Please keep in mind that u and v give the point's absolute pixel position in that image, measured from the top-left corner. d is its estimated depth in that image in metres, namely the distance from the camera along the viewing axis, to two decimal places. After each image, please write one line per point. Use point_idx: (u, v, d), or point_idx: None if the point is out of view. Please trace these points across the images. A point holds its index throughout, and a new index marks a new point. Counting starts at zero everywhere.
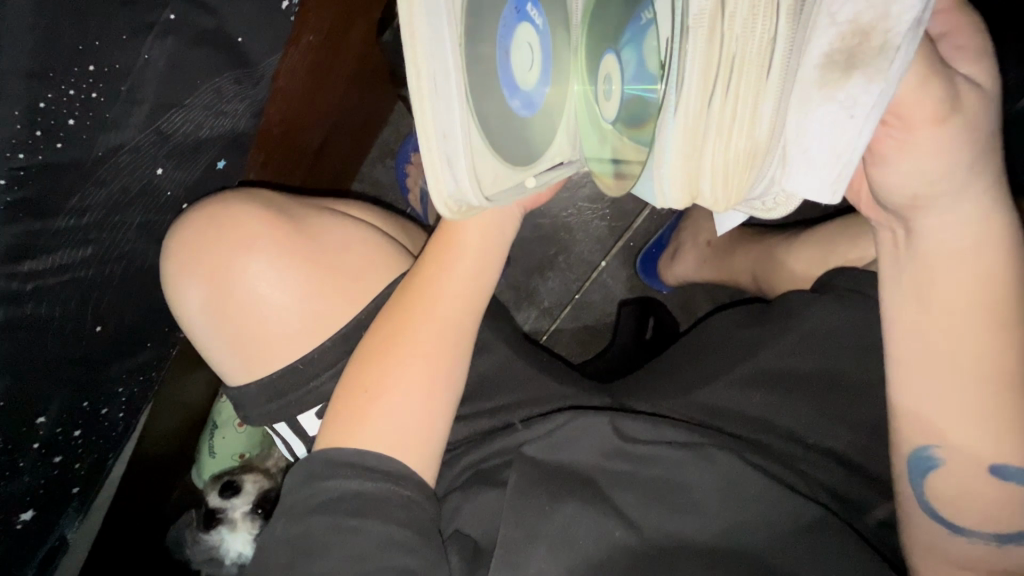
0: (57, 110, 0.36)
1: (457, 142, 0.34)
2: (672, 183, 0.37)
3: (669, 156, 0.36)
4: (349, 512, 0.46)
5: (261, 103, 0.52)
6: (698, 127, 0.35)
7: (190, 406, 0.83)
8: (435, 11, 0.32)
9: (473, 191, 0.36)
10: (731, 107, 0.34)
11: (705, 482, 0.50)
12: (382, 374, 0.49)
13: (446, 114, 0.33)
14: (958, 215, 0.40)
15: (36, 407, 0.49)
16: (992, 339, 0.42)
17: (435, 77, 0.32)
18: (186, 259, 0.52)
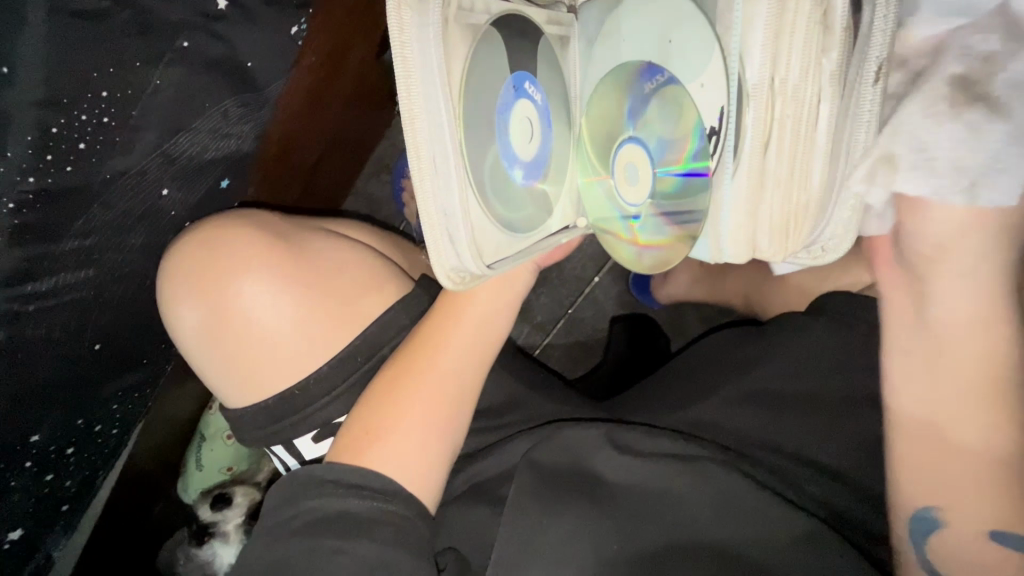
0: (69, 135, 0.36)
1: (456, 219, 0.37)
2: (731, 238, 0.37)
3: (726, 213, 0.36)
4: (331, 533, 0.47)
5: (263, 125, 0.53)
6: (756, 182, 0.35)
7: (176, 420, 0.82)
8: (434, 100, 0.35)
9: (471, 260, 0.38)
10: (785, 162, 0.34)
11: (702, 501, 0.51)
12: (388, 416, 0.51)
13: (445, 190, 0.36)
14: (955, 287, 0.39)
15: (32, 426, 0.49)
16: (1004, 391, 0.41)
17: (434, 156, 0.36)
18: (186, 284, 0.52)
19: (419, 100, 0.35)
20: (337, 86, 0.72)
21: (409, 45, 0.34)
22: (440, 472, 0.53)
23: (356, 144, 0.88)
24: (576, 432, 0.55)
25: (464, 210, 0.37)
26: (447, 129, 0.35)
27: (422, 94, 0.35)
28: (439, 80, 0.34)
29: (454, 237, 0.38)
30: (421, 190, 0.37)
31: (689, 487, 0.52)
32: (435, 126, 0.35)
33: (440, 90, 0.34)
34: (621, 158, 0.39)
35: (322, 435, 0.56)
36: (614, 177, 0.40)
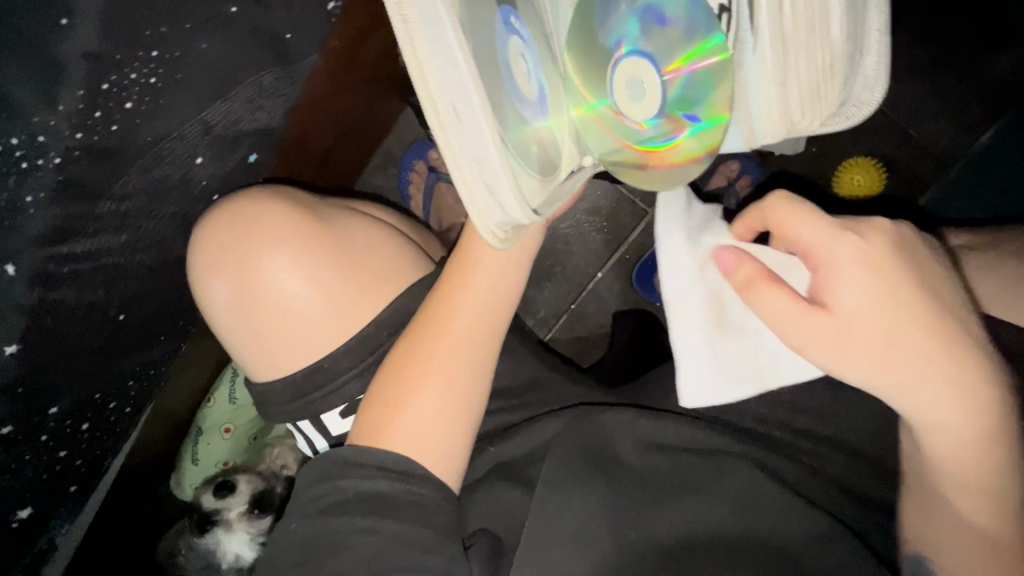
0: (117, 93, 0.37)
1: (494, 169, 0.37)
2: (766, 114, 0.43)
3: (757, 91, 0.42)
4: (362, 512, 0.47)
5: (293, 101, 0.54)
6: (781, 54, 0.40)
7: (174, 414, 0.81)
8: (443, 47, 0.34)
9: (519, 212, 0.39)
10: (805, 28, 0.39)
11: (720, 495, 0.51)
12: (407, 392, 0.51)
13: (478, 142, 0.36)
14: (858, 272, 0.38)
15: (52, 397, 0.48)
16: (965, 407, 0.38)
17: (455, 105, 0.35)
18: (213, 256, 0.52)
19: (428, 49, 0.34)
20: (353, 72, 0.73)
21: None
22: (461, 448, 0.52)
23: (366, 133, 0.88)
24: (603, 418, 0.56)
25: (498, 158, 0.36)
26: (466, 73, 0.35)
27: (432, 42, 0.34)
28: (448, 22, 0.34)
29: (496, 189, 0.38)
30: (447, 143, 0.36)
31: (709, 474, 0.52)
32: (453, 70, 0.35)
33: (450, 32, 0.34)
34: (621, 76, 0.43)
35: (349, 412, 0.56)
36: (618, 95, 0.44)
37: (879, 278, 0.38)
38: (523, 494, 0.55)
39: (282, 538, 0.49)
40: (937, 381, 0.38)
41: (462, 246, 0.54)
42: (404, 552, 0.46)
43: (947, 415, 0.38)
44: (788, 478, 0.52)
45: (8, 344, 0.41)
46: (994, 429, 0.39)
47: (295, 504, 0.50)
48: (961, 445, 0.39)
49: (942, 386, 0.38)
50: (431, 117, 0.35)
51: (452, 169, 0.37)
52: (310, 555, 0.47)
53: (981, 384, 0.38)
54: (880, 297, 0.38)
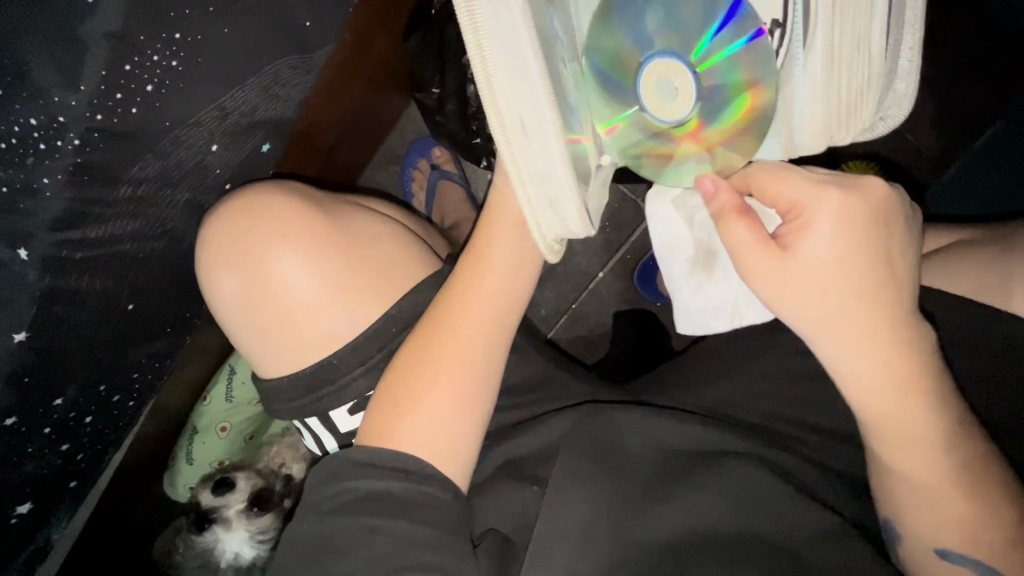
0: (139, 75, 0.38)
1: (558, 184, 0.40)
2: (812, 125, 0.46)
3: (804, 105, 0.45)
4: (372, 512, 0.46)
5: (306, 91, 0.54)
6: (827, 71, 0.43)
7: (169, 410, 0.80)
8: (518, 71, 0.37)
9: (577, 221, 0.41)
10: (849, 52, 0.43)
11: (723, 488, 0.48)
12: (415, 390, 0.49)
13: (546, 158, 0.39)
14: (827, 226, 0.38)
15: (57, 388, 0.47)
16: (891, 363, 0.39)
17: (524, 123, 0.38)
18: (220, 250, 0.52)
19: (501, 72, 0.37)
20: (361, 66, 0.73)
21: (481, 8, 0.36)
22: (471, 448, 0.50)
23: (370, 128, 0.88)
24: (613, 419, 0.54)
25: (562, 172, 0.39)
26: (538, 90, 0.37)
27: (504, 57, 0.37)
28: (524, 41, 0.37)
29: (557, 202, 0.41)
30: (511, 155, 0.39)
31: (715, 468, 0.50)
32: (523, 86, 0.37)
33: (525, 50, 0.37)
34: (651, 75, 0.44)
35: (358, 408, 0.55)
36: (648, 94, 0.45)
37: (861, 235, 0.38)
38: (534, 493, 0.54)
39: (290, 538, 0.48)
40: (868, 336, 0.38)
41: (473, 245, 0.51)
42: (414, 551, 0.44)
43: (866, 363, 0.39)
44: (797, 478, 0.50)
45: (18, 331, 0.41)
46: (920, 390, 0.39)
47: (305, 504, 0.49)
48: (884, 399, 0.40)
49: (867, 336, 0.39)
50: (497, 129, 0.38)
51: (518, 181, 0.40)
52: (321, 553, 0.45)
53: (908, 343, 0.39)
54: (840, 251, 0.38)
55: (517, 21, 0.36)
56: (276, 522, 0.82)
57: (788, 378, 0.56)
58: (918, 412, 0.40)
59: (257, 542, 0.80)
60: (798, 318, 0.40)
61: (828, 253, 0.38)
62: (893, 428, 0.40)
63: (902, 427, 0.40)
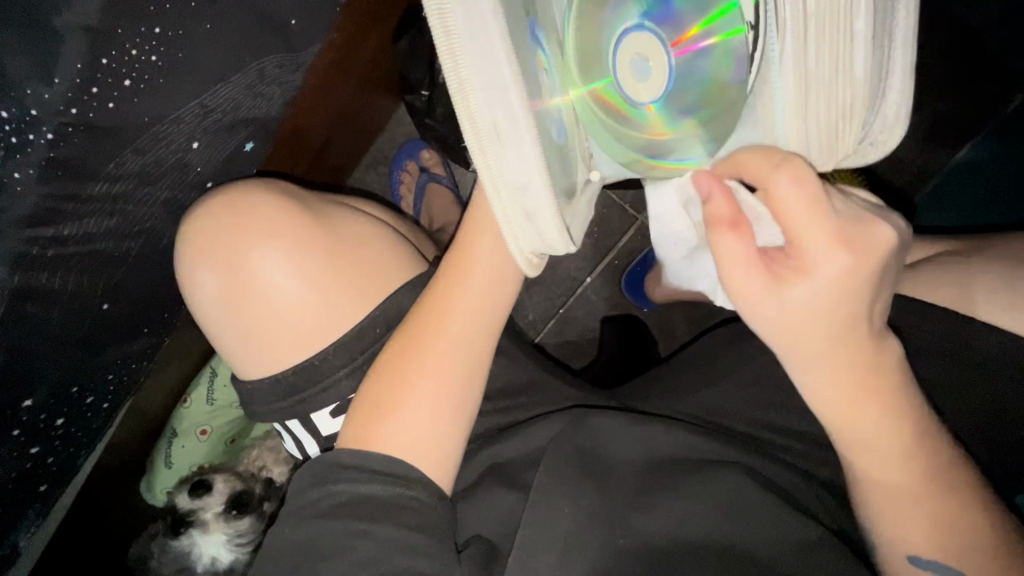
0: (115, 69, 0.38)
1: (536, 194, 0.38)
2: (789, 143, 0.38)
3: (780, 117, 0.38)
4: (355, 516, 0.45)
5: (291, 90, 0.54)
6: (802, 84, 0.36)
7: (147, 412, 0.79)
8: (493, 78, 0.36)
9: (556, 234, 0.39)
10: (828, 65, 0.35)
11: (709, 494, 0.48)
12: (397, 393, 0.48)
13: (520, 168, 0.37)
14: (825, 276, 0.35)
15: (26, 389, 0.45)
16: (863, 400, 0.39)
17: (497, 128, 0.37)
18: (202, 248, 0.51)
19: (473, 77, 0.36)
20: (352, 67, 0.72)
21: (456, 16, 0.35)
22: (455, 453, 0.49)
23: (357, 130, 0.87)
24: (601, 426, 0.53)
25: (537, 181, 0.38)
26: (512, 97, 0.36)
27: (478, 62, 0.36)
28: (500, 49, 0.35)
29: (534, 214, 0.39)
30: (486, 163, 0.38)
31: (702, 475, 0.50)
32: (498, 96, 0.36)
33: (500, 59, 0.36)
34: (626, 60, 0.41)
35: (340, 411, 0.54)
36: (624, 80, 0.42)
37: (862, 285, 0.36)
38: (519, 498, 0.53)
39: (271, 544, 0.47)
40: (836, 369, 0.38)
41: (457, 245, 0.51)
42: (397, 557, 0.44)
43: (834, 392, 0.39)
44: (781, 484, 0.51)
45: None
46: (892, 423, 0.39)
47: (287, 509, 0.48)
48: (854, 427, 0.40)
49: (837, 372, 0.38)
50: (472, 140, 0.37)
51: (492, 189, 0.38)
52: (301, 559, 0.45)
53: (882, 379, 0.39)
54: (829, 302, 0.36)
55: (491, 29, 0.35)
56: (255, 524, 0.79)
57: (770, 385, 0.56)
58: (886, 436, 0.39)
59: (236, 545, 0.78)
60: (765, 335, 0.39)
61: (812, 303, 0.36)
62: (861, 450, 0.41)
63: (872, 448, 0.40)
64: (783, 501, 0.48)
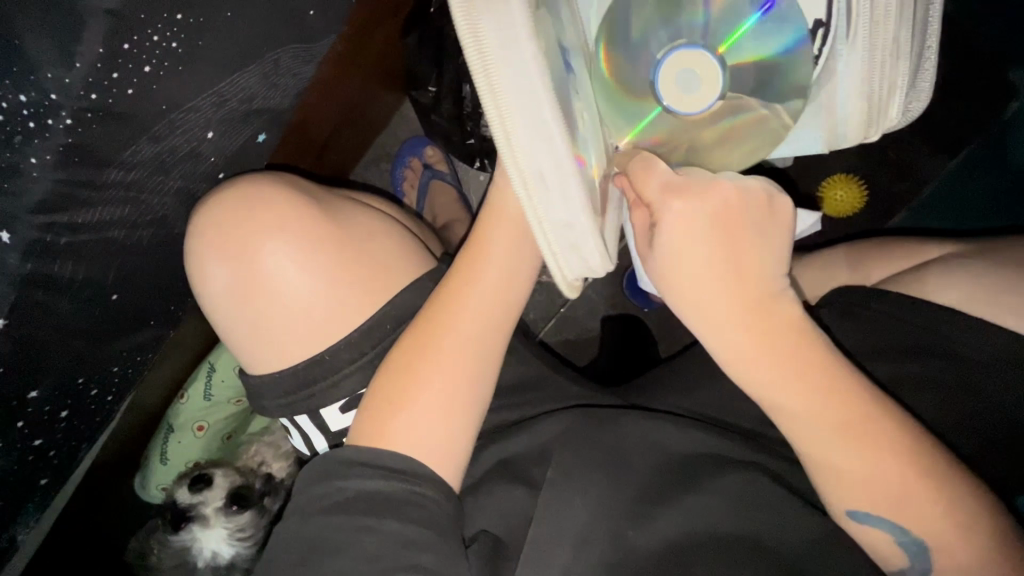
0: (137, 54, 0.37)
1: (581, 230, 0.38)
2: (848, 123, 0.47)
3: (843, 100, 0.46)
4: (364, 511, 0.45)
5: (305, 82, 0.54)
6: (868, 69, 0.44)
7: (144, 405, 0.78)
8: (537, 122, 0.35)
9: (598, 263, 0.39)
10: (884, 52, 0.43)
11: (718, 492, 0.48)
12: (410, 389, 0.48)
13: (566, 207, 0.37)
14: (695, 224, 0.38)
15: (32, 379, 0.45)
16: (767, 351, 0.39)
17: (541, 172, 0.36)
18: (212, 241, 0.51)
19: (520, 123, 0.34)
20: (360, 60, 0.72)
21: (494, 61, 0.33)
22: (465, 450, 0.49)
23: (361, 124, 0.86)
24: (613, 425, 0.53)
25: (585, 219, 0.37)
26: (557, 140, 0.35)
27: (523, 108, 0.34)
28: (542, 94, 0.34)
29: (581, 247, 0.38)
30: (532, 205, 0.37)
31: (712, 472, 0.50)
32: (541, 139, 0.35)
33: (546, 104, 0.34)
34: (676, 65, 0.45)
35: (349, 406, 0.53)
36: (676, 82, 0.45)
37: (716, 230, 0.38)
38: (528, 495, 0.53)
39: (278, 538, 0.47)
40: (736, 327, 0.39)
41: (476, 243, 0.51)
42: (406, 553, 0.43)
43: (747, 348, 0.39)
44: (790, 482, 0.51)
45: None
46: (812, 376, 0.39)
47: (295, 504, 0.47)
48: (774, 386, 0.39)
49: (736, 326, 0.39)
50: (518, 184, 0.36)
51: (537, 227, 0.38)
52: (310, 553, 0.44)
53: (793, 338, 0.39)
54: (704, 247, 0.38)
55: (532, 75, 0.34)
56: (255, 520, 0.77)
57: None
58: (805, 397, 0.39)
59: (235, 541, 0.76)
60: (672, 300, 0.40)
61: (689, 250, 0.38)
62: (789, 420, 0.40)
63: (801, 418, 0.40)
64: (796, 499, 0.48)
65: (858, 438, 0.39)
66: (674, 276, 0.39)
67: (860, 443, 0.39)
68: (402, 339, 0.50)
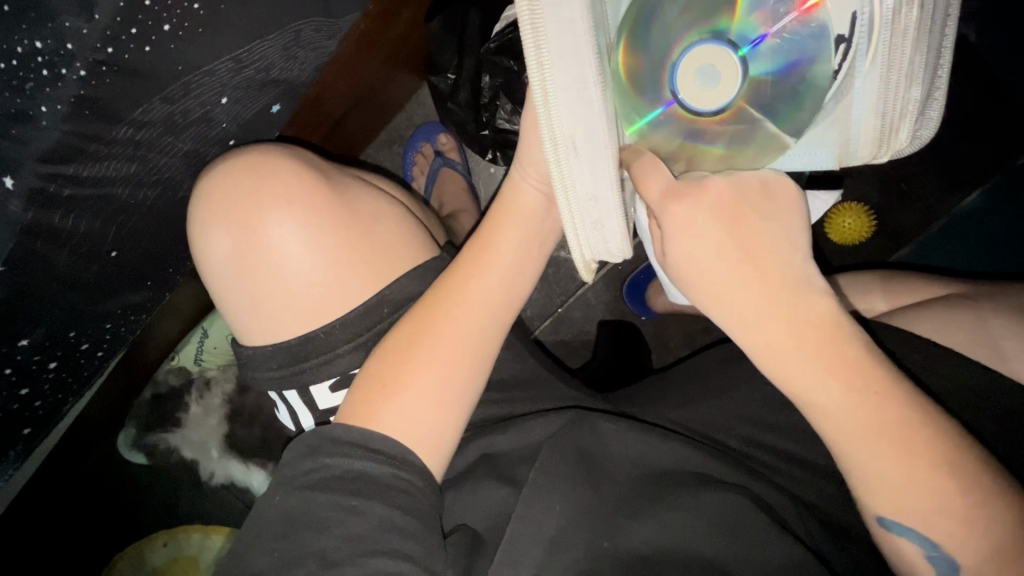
0: (157, 12, 0.37)
1: (607, 205, 0.40)
2: (861, 140, 0.45)
3: (858, 116, 0.45)
4: (347, 492, 0.44)
5: (325, 57, 0.53)
6: (884, 86, 0.43)
7: (134, 364, 0.78)
8: (582, 97, 0.38)
9: (619, 242, 0.42)
10: (903, 70, 0.43)
11: (698, 508, 0.48)
12: (406, 372, 0.48)
13: (596, 179, 0.40)
14: (701, 222, 0.39)
15: (24, 328, 0.44)
16: (799, 348, 0.38)
17: (577, 144, 0.39)
18: (216, 208, 0.51)
19: (561, 93, 0.38)
20: (383, 39, 0.71)
21: (545, 36, 0.37)
22: (451, 440, 0.49)
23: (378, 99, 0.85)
24: (602, 430, 0.53)
25: (612, 195, 0.40)
26: (596, 116, 0.38)
27: (566, 80, 0.38)
28: (588, 70, 0.38)
29: (603, 223, 0.41)
30: (560, 173, 0.40)
31: (694, 486, 0.50)
32: (582, 112, 0.38)
33: (588, 77, 0.38)
34: (699, 64, 0.45)
35: (340, 385, 0.53)
36: (695, 79, 0.45)
37: (721, 224, 0.39)
38: (510, 492, 0.53)
39: (258, 512, 0.47)
40: (768, 324, 0.38)
41: (482, 233, 0.51)
42: (387, 538, 0.43)
43: (781, 350, 0.39)
44: (774, 508, 0.50)
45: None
46: (844, 369, 0.38)
47: (278, 480, 0.47)
48: (807, 390, 0.39)
49: (764, 322, 0.39)
50: (549, 151, 0.40)
51: (565, 196, 0.41)
52: (290, 528, 0.44)
53: (822, 332, 0.38)
54: (715, 245, 0.39)
55: (581, 51, 0.37)
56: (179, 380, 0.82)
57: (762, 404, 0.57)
58: (844, 394, 0.38)
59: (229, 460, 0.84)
60: (702, 304, 0.41)
61: (700, 251, 0.39)
62: (824, 426, 0.39)
63: (836, 419, 0.39)
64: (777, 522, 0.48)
65: (891, 441, 0.38)
66: (702, 274, 0.40)
67: (900, 448, 0.38)
68: (408, 315, 0.50)
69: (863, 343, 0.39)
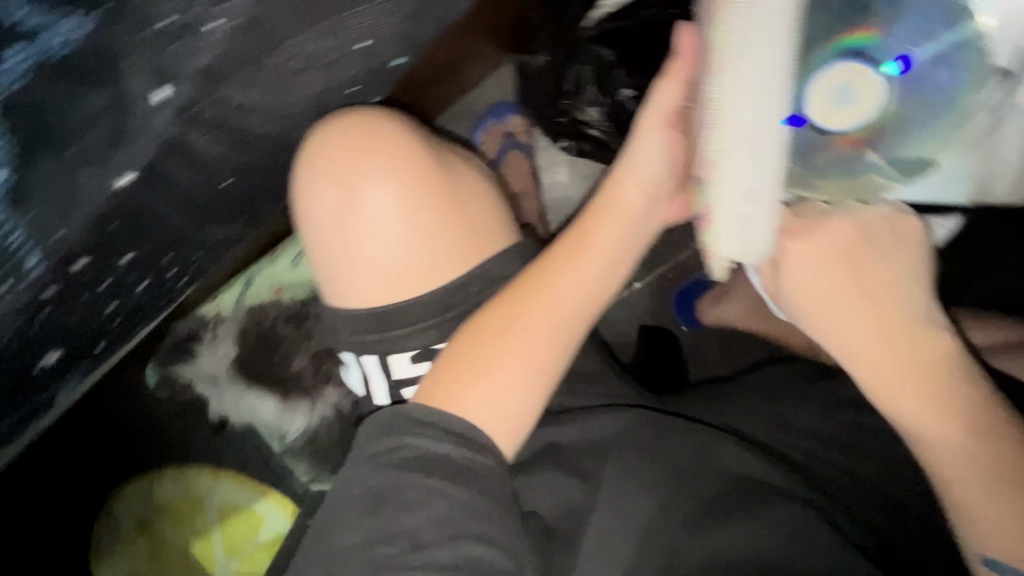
0: None
1: (761, 203, 0.37)
2: (1005, 178, 0.46)
3: (1006, 154, 0.45)
4: (434, 471, 0.43)
5: (447, 20, 0.51)
6: None
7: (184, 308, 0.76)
8: (767, 83, 0.34)
9: (761, 245, 0.39)
10: None
11: (774, 517, 0.48)
12: (495, 356, 0.47)
13: (758, 174, 0.36)
14: (820, 262, 0.41)
15: (128, 241, 0.44)
16: (905, 382, 0.40)
17: (744, 134, 0.35)
18: (320, 164, 0.50)
19: (743, 74, 0.34)
20: None
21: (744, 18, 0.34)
22: (529, 430, 0.48)
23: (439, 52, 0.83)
24: (679, 434, 0.52)
25: (769, 194, 0.37)
26: (774, 105, 0.35)
27: (752, 61, 0.34)
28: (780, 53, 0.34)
29: (749, 222, 0.38)
30: (720, 163, 0.37)
31: (773, 498, 0.49)
32: (763, 100, 0.35)
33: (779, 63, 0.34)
34: (829, 88, 0.39)
35: (421, 357, 0.51)
36: (827, 104, 0.39)
37: (838, 262, 0.41)
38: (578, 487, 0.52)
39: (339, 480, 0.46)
40: (873, 361, 0.41)
41: (574, 227, 0.50)
42: (472, 521, 0.42)
43: (887, 382, 0.41)
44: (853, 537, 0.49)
45: (128, 172, 0.40)
46: (953, 406, 0.40)
47: (359, 450, 0.46)
48: (911, 419, 0.41)
49: (871, 360, 0.41)
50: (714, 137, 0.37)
51: (717, 189, 0.37)
52: (374, 501, 0.43)
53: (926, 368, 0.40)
54: (830, 283, 0.41)
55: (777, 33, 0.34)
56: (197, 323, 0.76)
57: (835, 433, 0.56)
58: (945, 425, 0.40)
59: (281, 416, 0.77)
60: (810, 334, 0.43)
61: (815, 288, 0.41)
62: (927, 455, 0.41)
63: (936, 448, 0.40)
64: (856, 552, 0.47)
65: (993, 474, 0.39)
66: (818, 307, 0.42)
67: (1002, 483, 0.39)
68: (493, 300, 0.49)
69: (966, 378, 0.41)
